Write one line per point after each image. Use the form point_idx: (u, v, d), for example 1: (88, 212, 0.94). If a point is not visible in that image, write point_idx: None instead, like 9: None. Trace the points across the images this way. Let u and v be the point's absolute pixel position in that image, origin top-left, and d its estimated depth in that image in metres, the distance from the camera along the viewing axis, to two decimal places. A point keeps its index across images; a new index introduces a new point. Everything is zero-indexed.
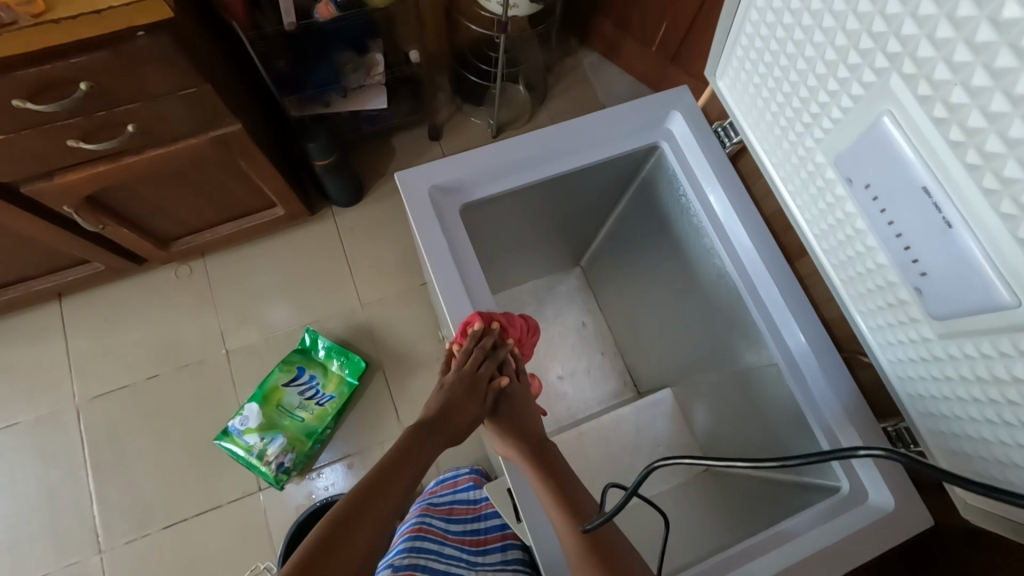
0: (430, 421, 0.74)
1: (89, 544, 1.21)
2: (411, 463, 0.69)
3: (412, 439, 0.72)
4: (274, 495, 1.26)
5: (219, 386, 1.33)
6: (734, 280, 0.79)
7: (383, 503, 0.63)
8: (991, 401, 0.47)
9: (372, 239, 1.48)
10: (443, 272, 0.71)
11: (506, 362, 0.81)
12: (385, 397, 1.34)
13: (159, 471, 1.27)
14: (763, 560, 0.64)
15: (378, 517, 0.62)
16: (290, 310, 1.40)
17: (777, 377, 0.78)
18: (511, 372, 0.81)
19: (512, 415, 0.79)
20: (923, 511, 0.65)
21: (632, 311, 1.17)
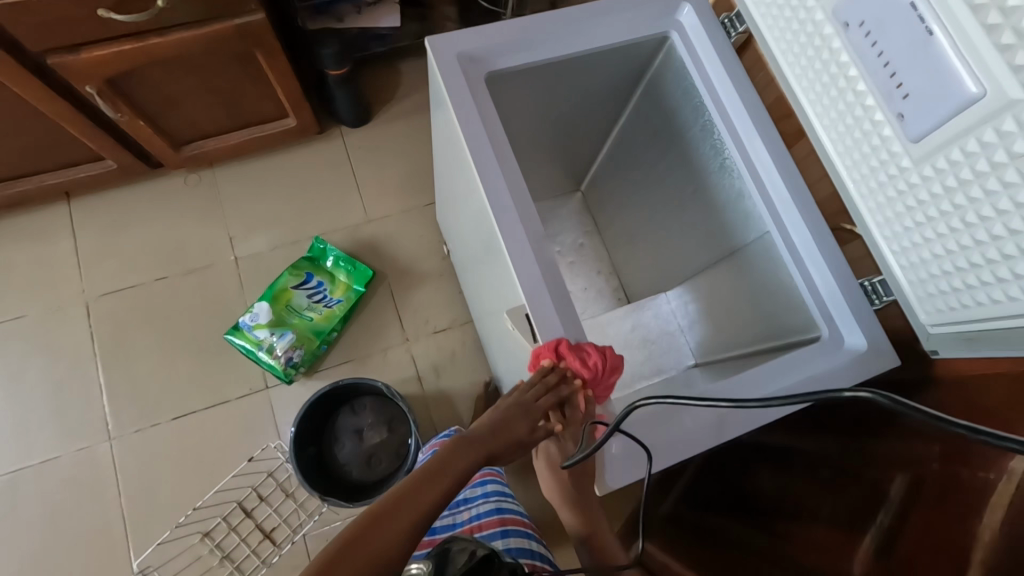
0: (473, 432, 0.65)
1: (100, 430, 1.26)
2: (458, 461, 0.61)
3: (454, 443, 0.62)
4: (280, 393, 1.31)
5: (228, 290, 1.37)
6: (729, 149, 0.82)
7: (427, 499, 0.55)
8: (955, 209, 0.54)
9: (379, 159, 1.51)
10: (469, 130, 0.76)
11: (571, 404, 0.71)
12: (389, 308, 1.40)
13: (169, 367, 1.31)
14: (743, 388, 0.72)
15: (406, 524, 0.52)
16: (298, 222, 1.44)
17: (766, 249, 0.82)
18: (574, 415, 0.71)
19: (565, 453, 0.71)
20: (892, 352, 0.72)
21: (632, 226, 1.23)
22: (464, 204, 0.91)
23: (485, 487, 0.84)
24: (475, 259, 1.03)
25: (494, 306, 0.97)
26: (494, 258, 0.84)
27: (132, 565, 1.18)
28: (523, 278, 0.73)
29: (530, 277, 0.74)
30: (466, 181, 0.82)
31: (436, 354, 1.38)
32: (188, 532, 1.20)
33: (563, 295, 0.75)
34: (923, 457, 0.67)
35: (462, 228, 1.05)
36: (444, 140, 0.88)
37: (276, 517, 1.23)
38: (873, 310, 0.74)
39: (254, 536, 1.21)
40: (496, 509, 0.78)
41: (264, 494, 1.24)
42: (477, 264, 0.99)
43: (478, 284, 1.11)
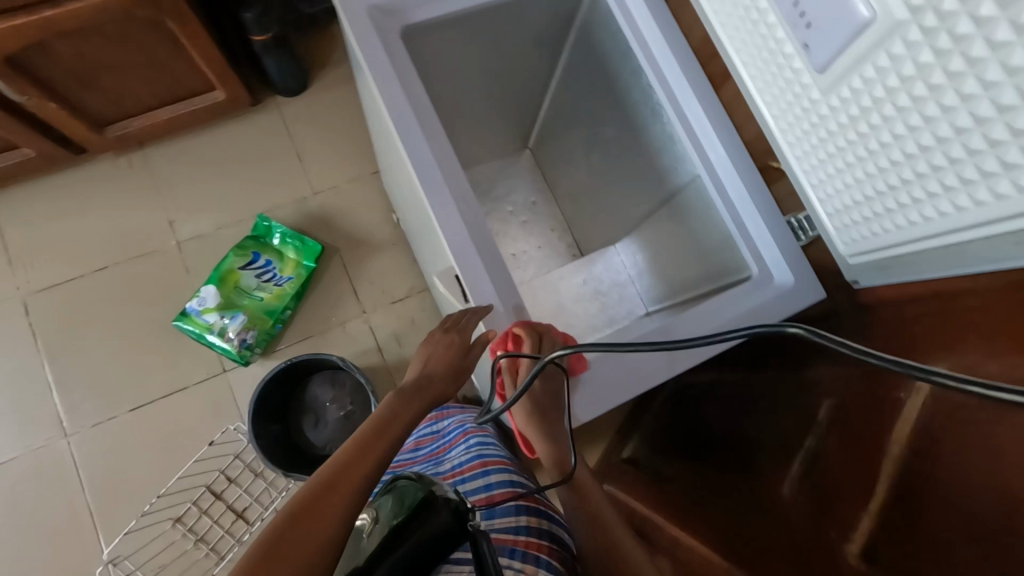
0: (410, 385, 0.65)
1: (55, 427, 1.23)
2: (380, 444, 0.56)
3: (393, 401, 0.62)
4: (239, 375, 1.29)
5: (174, 275, 1.33)
6: (657, 94, 0.81)
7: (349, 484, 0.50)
8: (860, 138, 0.55)
9: (320, 128, 1.46)
10: (385, 88, 0.72)
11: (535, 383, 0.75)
12: (344, 282, 1.38)
13: (119, 358, 1.28)
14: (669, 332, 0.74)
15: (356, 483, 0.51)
16: (241, 200, 1.39)
17: (699, 190, 0.82)
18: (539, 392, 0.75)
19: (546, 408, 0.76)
20: (817, 285, 0.74)
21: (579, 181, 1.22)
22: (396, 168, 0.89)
23: (468, 441, 0.93)
24: (417, 226, 1.02)
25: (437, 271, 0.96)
26: (425, 221, 0.82)
27: (104, 556, 1.18)
28: (451, 239, 0.72)
29: (457, 236, 0.72)
30: (390, 142, 0.79)
31: (396, 323, 1.37)
32: (159, 518, 1.20)
33: (495, 253, 0.75)
34: (842, 381, 0.71)
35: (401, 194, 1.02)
36: (367, 100, 0.84)
37: (247, 497, 1.23)
38: (798, 245, 0.75)
39: (227, 518, 1.22)
40: (477, 457, 0.87)
41: (233, 476, 1.24)
42: (418, 229, 0.97)
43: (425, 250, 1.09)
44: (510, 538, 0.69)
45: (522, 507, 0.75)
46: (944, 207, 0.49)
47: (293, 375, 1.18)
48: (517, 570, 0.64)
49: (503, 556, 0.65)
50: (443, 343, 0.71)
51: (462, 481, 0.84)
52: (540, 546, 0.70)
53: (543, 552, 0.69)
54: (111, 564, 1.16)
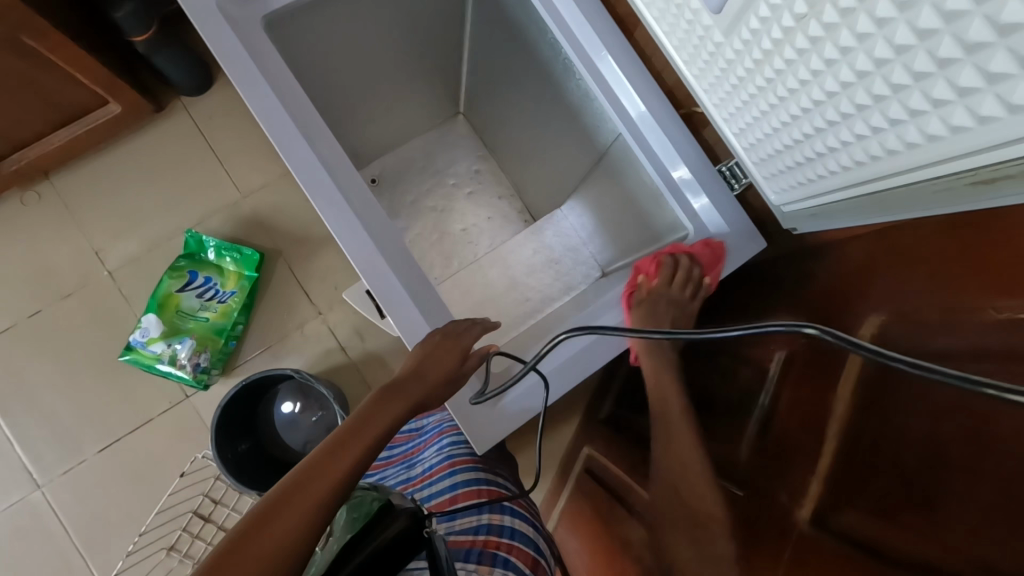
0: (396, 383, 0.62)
1: (27, 480, 1.21)
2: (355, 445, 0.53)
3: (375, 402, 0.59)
4: (204, 398, 1.26)
5: (113, 307, 1.27)
6: (565, 49, 0.74)
7: (312, 499, 0.46)
8: (768, 83, 0.49)
9: (237, 125, 1.35)
10: (264, 109, 0.70)
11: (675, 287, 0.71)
12: (293, 285, 1.32)
13: (76, 401, 1.24)
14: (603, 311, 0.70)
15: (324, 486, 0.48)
16: (167, 217, 1.31)
17: (625, 150, 0.76)
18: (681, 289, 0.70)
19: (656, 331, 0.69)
20: (756, 234, 0.70)
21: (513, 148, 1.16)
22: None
23: (440, 440, 0.86)
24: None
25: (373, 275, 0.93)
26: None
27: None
28: (358, 255, 0.69)
29: (365, 250, 0.69)
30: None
31: (355, 318, 1.33)
32: (150, 551, 1.20)
33: (409, 260, 0.73)
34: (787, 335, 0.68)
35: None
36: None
37: (234, 515, 1.20)
38: (733, 194, 0.71)
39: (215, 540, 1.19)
40: (446, 456, 0.81)
41: (217, 497, 1.22)
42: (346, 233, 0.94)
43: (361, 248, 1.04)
44: (467, 538, 0.66)
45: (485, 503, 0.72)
46: (858, 156, 0.45)
47: (256, 391, 1.16)
48: (470, 573, 0.61)
49: (457, 560, 0.62)
50: (442, 348, 0.68)
51: (430, 485, 0.78)
52: (499, 544, 0.67)
53: (502, 550, 0.66)
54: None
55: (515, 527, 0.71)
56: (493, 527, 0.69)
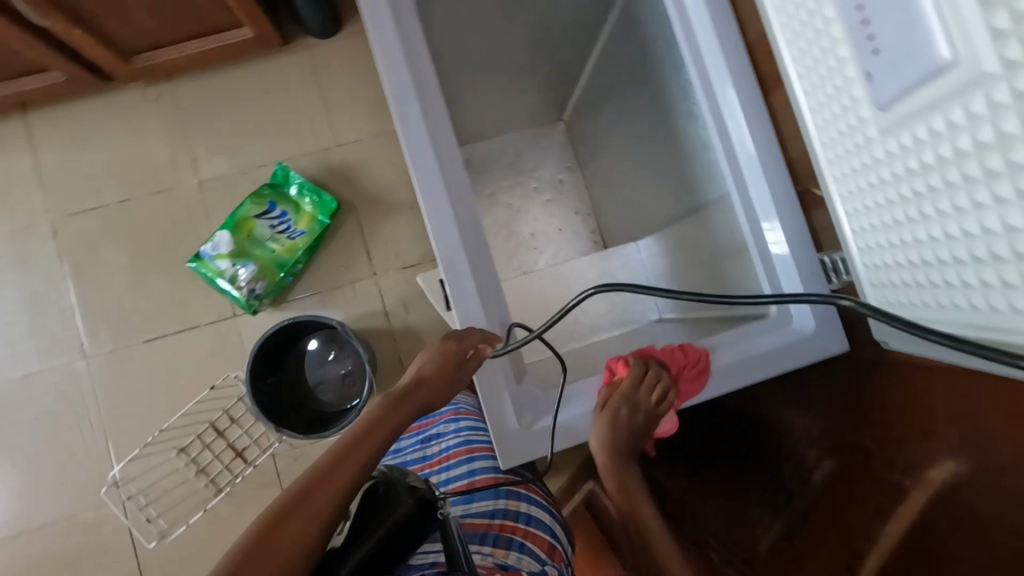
0: (399, 390, 0.70)
1: (76, 348, 1.30)
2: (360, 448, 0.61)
3: (380, 406, 0.68)
4: (249, 322, 1.32)
5: (192, 214, 1.34)
6: (698, 98, 0.72)
7: (327, 491, 0.54)
8: (913, 198, 0.46)
9: (349, 77, 1.40)
10: (390, 68, 0.66)
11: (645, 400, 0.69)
12: (357, 240, 1.36)
13: (137, 290, 1.32)
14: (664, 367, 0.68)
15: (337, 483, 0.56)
16: (263, 145, 1.37)
17: (727, 212, 0.74)
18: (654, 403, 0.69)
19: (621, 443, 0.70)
20: (841, 335, 0.66)
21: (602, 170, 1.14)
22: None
23: (459, 425, 0.88)
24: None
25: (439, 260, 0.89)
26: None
27: (111, 473, 1.26)
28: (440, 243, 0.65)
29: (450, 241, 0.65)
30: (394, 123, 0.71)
31: (404, 288, 1.36)
32: (162, 448, 1.27)
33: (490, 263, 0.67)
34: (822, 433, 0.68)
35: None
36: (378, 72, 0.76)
37: (246, 438, 1.27)
38: (828, 289, 0.66)
39: (224, 455, 1.26)
40: (466, 442, 0.84)
41: (234, 416, 1.28)
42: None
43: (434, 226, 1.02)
44: (483, 521, 0.67)
45: (502, 490, 0.72)
46: (978, 301, 0.44)
47: (284, 337, 1.19)
48: (485, 554, 0.61)
49: (473, 542, 0.63)
50: (441, 352, 0.68)
51: (447, 468, 0.80)
52: (515, 528, 0.67)
53: (518, 535, 0.66)
54: (115, 484, 1.26)
55: (531, 512, 0.71)
56: (510, 512, 0.69)
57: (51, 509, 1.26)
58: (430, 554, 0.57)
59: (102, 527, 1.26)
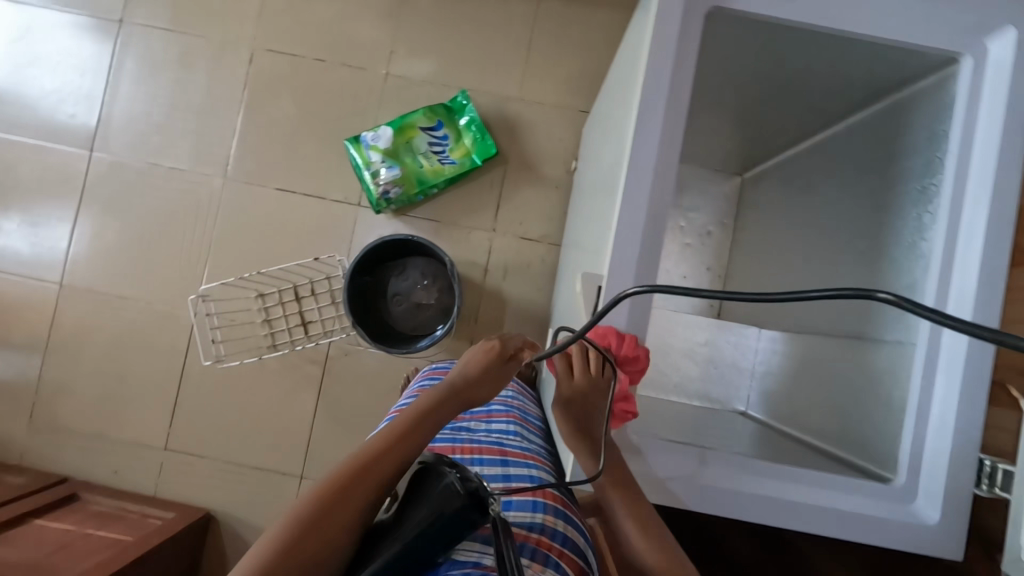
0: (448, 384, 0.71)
1: (220, 166, 1.40)
2: (397, 449, 0.63)
3: (428, 399, 0.69)
4: (368, 216, 1.38)
5: (367, 100, 1.39)
6: (935, 238, 0.65)
7: (357, 503, 0.58)
8: None
9: (561, 42, 1.39)
10: (656, 60, 0.62)
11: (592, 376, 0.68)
12: (493, 193, 1.38)
13: (291, 142, 1.40)
14: (764, 477, 0.64)
15: (367, 492, 0.59)
16: (455, 67, 1.39)
17: (899, 360, 0.68)
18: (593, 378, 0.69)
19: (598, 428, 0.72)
20: (960, 543, 0.60)
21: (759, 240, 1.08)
22: (613, 136, 0.78)
23: (491, 425, 0.91)
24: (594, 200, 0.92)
25: (588, 257, 0.85)
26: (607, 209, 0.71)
27: (200, 288, 1.37)
28: (617, 248, 0.62)
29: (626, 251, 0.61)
30: (625, 114, 0.67)
31: (511, 256, 1.38)
32: (249, 287, 1.36)
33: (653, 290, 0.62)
34: None
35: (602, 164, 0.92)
36: (631, 53, 0.73)
37: (316, 314, 1.35)
38: (972, 492, 0.60)
39: (292, 318, 1.35)
40: (498, 444, 0.85)
41: (315, 290, 1.36)
42: (599, 201, 0.85)
43: (589, 219, 0.98)
44: (521, 531, 0.67)
45: (541, 502, 0.71)
46: None
47: (371, 263, 1.22)
48: None
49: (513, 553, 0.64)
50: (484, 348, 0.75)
51: (479, 460, 0.81)
52: (551, 547, 0.66)
53: (553, 552, 0.66)
54: (201, 298, 1.36)
55: (568, 535, 0.69)
56: (548, 528, 0.68)
57: (139, 289, 1.39)
58: (477, 552, 0.60)
59: (171, 325, 1.38)
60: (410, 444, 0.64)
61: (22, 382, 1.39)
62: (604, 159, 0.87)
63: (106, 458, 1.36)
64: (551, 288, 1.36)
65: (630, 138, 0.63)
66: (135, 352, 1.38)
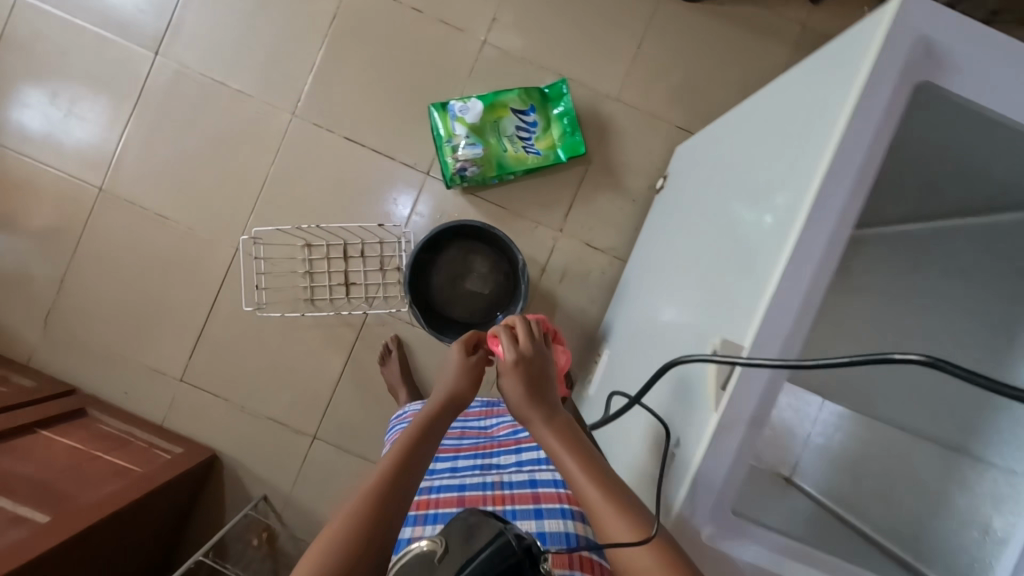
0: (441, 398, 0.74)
1: (291, 101, 1.31)
2: (408, 464, 0.65)
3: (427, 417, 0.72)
4: (434, 189, 1.31)
5: (459, 64, 1.30)
6: None
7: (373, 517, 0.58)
8: None
9: (674, 50, 1.31)
10: (852, 133, 0.57)
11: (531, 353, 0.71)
12: (568, 193, 1.31)
13: (369, 91, 1.31)
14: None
15: (383, 506, 0.60)
16: (558, 50, 1.30)
17: None
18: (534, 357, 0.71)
19: (542, 380, 0.69)
20: None
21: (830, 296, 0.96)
22: (753, 183, 0.73)
23: (522, 456, 0.88)
24: (701, 237, 0.87)
25: (689, 299, 0.81)
26: (742, 265, 0.67)
27: (252, 232, 1.31)
28: (764, 320, 0.58)
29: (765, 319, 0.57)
30: (794, 173, 0.62)
31: (571, 262, 1.32)
32: (301, 238, 1.31)
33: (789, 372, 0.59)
34: None
35: (716, 200, 0.86)
36: (806, 104, 0.67)
37: (361, 277, 1.30)
38: None
39: (337, 277, 1.30)
40: (531, 484, 0.82)
41: (364, 253, 1.30)
42: (713, 243, 0.80)
43: (684, 252, 0.93)
44: None
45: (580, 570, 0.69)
46: None
47: (433, 247, 1.17)
48: None
49: None
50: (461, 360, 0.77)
51: (511, 507, 0.79)
52: None
53: None
54: (253, 239, 1.31)
55: None
56: None
57: (182, 212, 1.32)
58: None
59: (209, 256, 1.31)
60: (415, 459, 0.66)
61: (44, 281, 1.33)
62: (725, 197, 0.82)
63: (119, 377, 1.32)
64: (605, 304, 1.32)
65: (805, 206, 0.58)
66: (166, 276, 1.32)
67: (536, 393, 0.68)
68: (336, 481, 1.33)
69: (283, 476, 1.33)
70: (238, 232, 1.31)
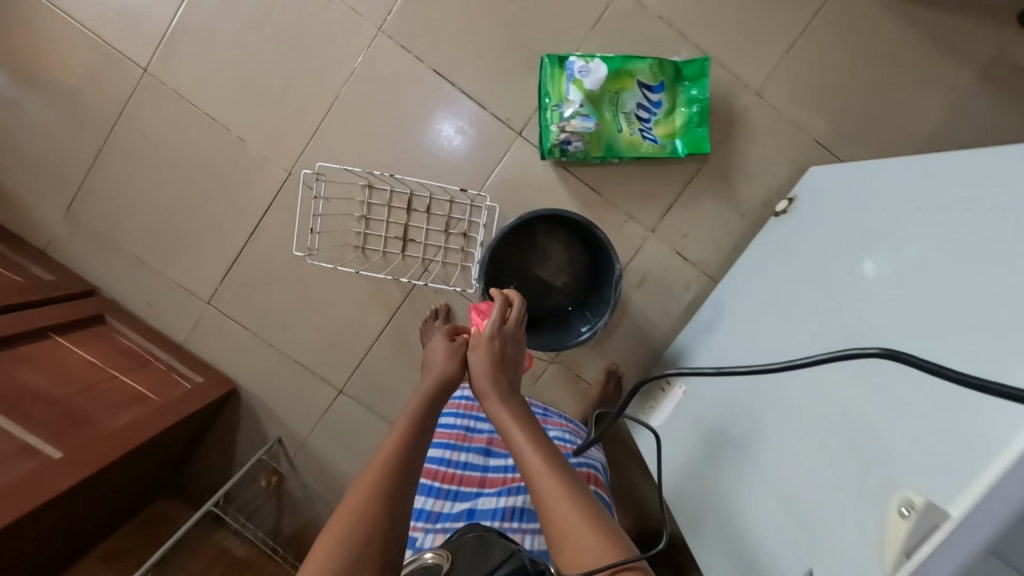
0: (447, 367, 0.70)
1: (380, 11, 1.10)
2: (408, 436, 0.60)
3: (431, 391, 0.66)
4: (524, 153, 1.14)
5: (586, 9, 1.08)
6: None
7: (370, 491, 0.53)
8: None
9: (840, 48, 1.10)
10: None
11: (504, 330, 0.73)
12: (672, 191, 1.15)
13: (474, 19, 1.10)
14: None
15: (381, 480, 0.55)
16: (706, 18, 1.08)
17: None
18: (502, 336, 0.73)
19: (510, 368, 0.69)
20: None
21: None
22: (961, 285, 0.59)
23: None
24: (849, 303, 0.74)
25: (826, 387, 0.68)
26: (940, 388, 0.55)
27: (315, 166, 1.16)
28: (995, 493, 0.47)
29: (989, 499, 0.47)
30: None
31: (656, 267, 1.18)
32: (366, 180, 1.15)
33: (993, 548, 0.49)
34: None
35: (868, 266, 0.73)
36: None
37: (422, 235, 1.16)
38: None
39: (396, 231, 1.16)
40: None
41: (431, 209, 1.15)
42: (880, 331, 0.67)
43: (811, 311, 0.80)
44: None
45: None
46: None
47: (517, 233, 1.01)
48: None
49: None
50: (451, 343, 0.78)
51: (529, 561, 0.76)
52: None
53: None
54: (315, 175, 1.16)
55: None
56: None
57: (236, 118, 1.15)
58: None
59: (260, 175, 1.17)
60: (419, 437, 0.60)
61: (74, 164, 1.19)
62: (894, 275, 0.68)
63: (143, 285, 1.21)
64: (680, 320, 1.19)
65: None
66: (207, 186, 1.17)
67: (499, 373, 0.68)
68: (356, 440, 1.26)
69: (302, 423, 1.26)
70: (296, 154, 1.16)
